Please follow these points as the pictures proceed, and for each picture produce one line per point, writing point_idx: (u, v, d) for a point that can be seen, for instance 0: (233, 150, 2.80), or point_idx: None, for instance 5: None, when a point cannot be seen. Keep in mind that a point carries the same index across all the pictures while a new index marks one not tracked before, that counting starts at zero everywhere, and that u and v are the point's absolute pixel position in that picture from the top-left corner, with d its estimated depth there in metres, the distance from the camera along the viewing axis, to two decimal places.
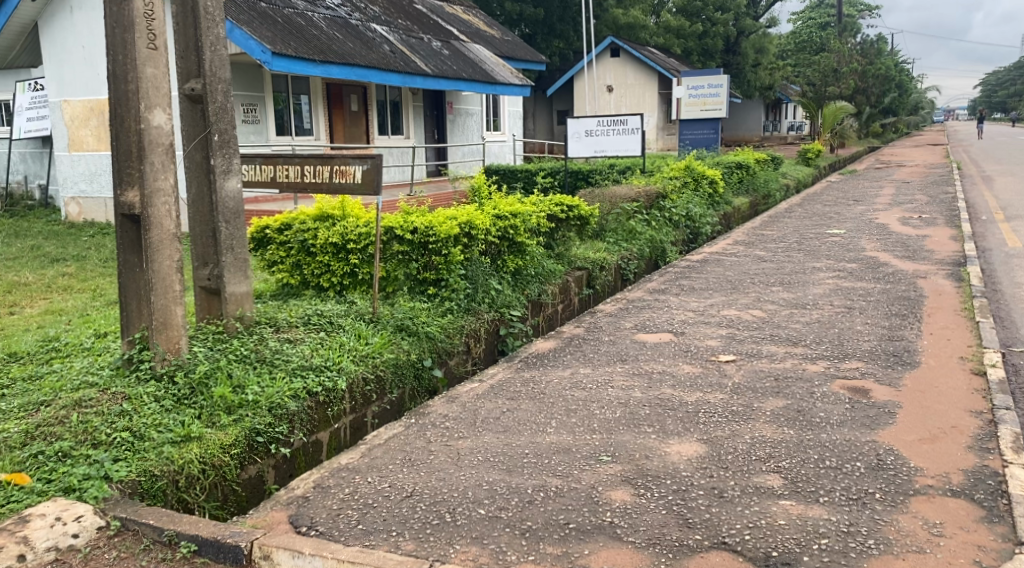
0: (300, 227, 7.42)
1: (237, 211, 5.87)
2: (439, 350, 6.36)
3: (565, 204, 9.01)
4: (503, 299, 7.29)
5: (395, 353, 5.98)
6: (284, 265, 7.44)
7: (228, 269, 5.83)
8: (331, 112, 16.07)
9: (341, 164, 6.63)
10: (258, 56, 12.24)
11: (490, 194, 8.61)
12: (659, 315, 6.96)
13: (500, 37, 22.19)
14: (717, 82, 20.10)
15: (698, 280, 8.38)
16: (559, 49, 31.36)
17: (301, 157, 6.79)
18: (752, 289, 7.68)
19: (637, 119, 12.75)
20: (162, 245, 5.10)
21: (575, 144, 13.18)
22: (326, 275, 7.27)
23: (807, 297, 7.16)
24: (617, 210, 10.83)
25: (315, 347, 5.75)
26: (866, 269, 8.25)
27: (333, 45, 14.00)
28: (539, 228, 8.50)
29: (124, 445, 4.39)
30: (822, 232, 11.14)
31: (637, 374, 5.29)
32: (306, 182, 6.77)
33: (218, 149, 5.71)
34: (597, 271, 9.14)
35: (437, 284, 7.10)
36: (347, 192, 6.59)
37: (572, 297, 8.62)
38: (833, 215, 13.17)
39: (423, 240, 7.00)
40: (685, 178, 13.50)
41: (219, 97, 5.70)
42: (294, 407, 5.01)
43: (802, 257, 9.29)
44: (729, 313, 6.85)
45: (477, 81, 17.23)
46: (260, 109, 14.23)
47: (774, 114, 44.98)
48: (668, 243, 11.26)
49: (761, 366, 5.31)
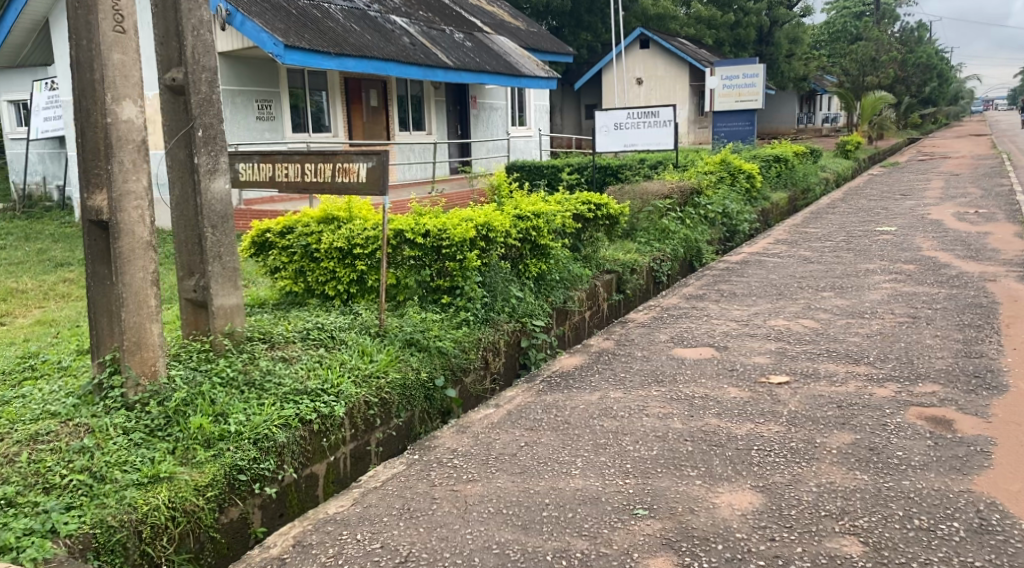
0: (303, 231, 6.80)
1: (226, 216, 5.24)
2: (452, 368, 5.72)
3: (593, 202, 8.35)
4: (524, 308, 6.67)
5: (403, 371, 5.34)
6: (287, 272, 6.82)
7: (214, 280, 5.20)
8: (349, 108, 15.45)
9: (344, 161, 5.99)
10: (271, 49, 11.63)
11: (510, 193, 7.97)
12: (698, 326, 6.26)
13: (525, 29, 21.51)
14: (752, 72, 19.39)
15: (738, 284, 7.67)
16: (587, 42, 30.61)
17: (301, 153, 6.15)
18: (801, 294, 6.98)
19: (670, 110, 12.01)
20: (133, 255, 4.48)
21: (604, 138, 12.50)
22: (331, 282, 6.64)
23: (863, 305, 6.42)
24: (649, 207, 10.14)
25: (312, 367, 5.12)
26: (926, 271, 7.53)
27: (350, 37, 13.38)
28: (564, 229, 7.84)
29: (81, 489, 3.81)
30: (871, 229, 10.39)
31: (675, 399, 4.60)
32: (307, 182, 6.13)
33: (202, 146, 5.08)
34: (628, 274, 8.49)
35: (451, 292, 6.46)
36: (351, 192, 5.96)
37: (601, 303, 7.97)
38: (880, 210, 12.38)
39: (435, 244, 6.36)
40: (721, 173, 12.75)
41: (203, 88, 5.05)
42: (283, 438, 4.40)
43: (852, 257, 8.55)
44: (776, 323, 6.15)
45: (501, 74, 16.57)
46: (276, 105, 13.67)
47: (808, 106, 43.87)
48: (704, 242, 10.55)
49: (819, 389, 4.61)
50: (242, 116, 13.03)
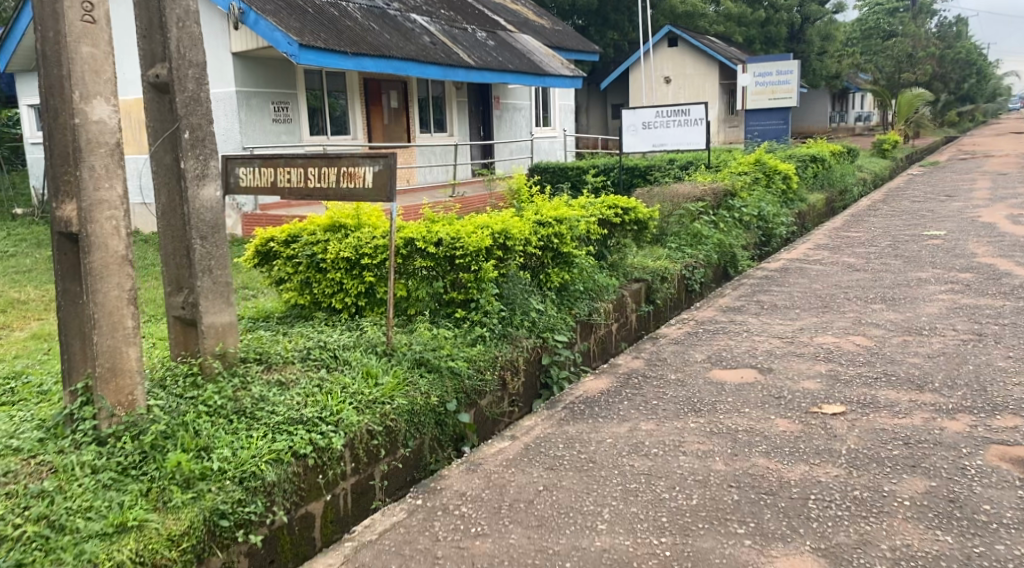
0: (309, 239, 6.29)
1: (216, 225, 4.64)
2: (466, 390, 5.21)
3: (620, 206, 7.82)
4: (545, 322, 6.17)
5: (410, 396, 4.82)
6: (292, 283, 6.33)
7: (204, 297, 4.61)
8: (369, 110, 14.99)
9: (349, 165, 5.48)
10: (285, 48, 11.16)
11: (531, 198, 7.47)
12: (737, 344, 5.75)
13: (550, 27, 20.99)
14: (787, 68, 18.92)
15: (778, 296, 7.13)
16: (614, 40, 30.05)
17: (304, 157, 5.63)
18: (849, 307, 6.47)
19: (701, 108, 11.43)
20: (106, 271, 3.98)
21: (631, 138, 11.95)
22: (339, 295, 6.13)
23: (919, 321, 5.88)
24: (680, 211, 9.58)
25: (310, 390, 4.60)
26: (985, 282, 6.98)
27: (368, 36, 12.92)
28: (589, 235, 7.32)
29: (35, 542, 3.36)
30: (918, 235, 9.83)
31: (715, 433, 4.08)
32: (311, 188, 5.61)
33: (189, 149, 4.49)
34: (658, 283, 7.97)
35: (465, 305, 5.97)
36: (356, 199, 5.46)
37: (629, 314, 7.45)
38: (925, 214, 11.79)
39: (449, 253, 5.87)
40: (756, 173, 12.19)
41: (190, 85, 4.49)
42: (273, 476, 3.89)
43: (901, 265, 8.01)
44: (824, 341, 5.63)
45: (525, 73, 16.05)
46: (292, 107, 13.21)
47: (841, 105, 43.03)
48: (739, 247, 9.94)
49: (880, 421, 4.07)
50: (257, 119, 12.56)
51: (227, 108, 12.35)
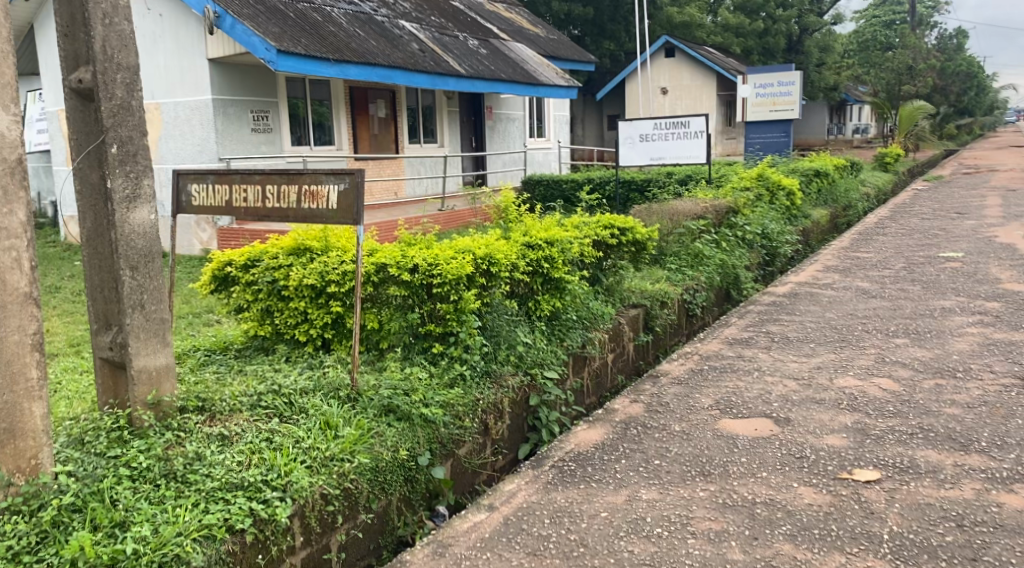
0: (270, 264, 5.60)
1: (149, 253, 3.94)
2: (441, 440, 4.57)
3: (617, 226, 7.21)
4: (533, 357, 5.56)
5: (375, 451, 4.18)
6: (251, 313, 5.65)
7: (134, 336, 3.91)
8: (354, 120, 14.34)
9: (311, 182, 4.80)
10: (262, 54, 10.52)
11: (520, 217, 6.84)
12: (748, 385, 5.16)
13: (544, 36, 20.42)
14: (788, 80, 18.37)
15: (790, 326, 6.55)
16: (610, 51, 29.54)
17: (262, 173, 4.97)
18: (870, 341, 5.92)
19: (701, 120, 10.74)
20: (5, 313, 3.34)
21: (628, 151, 11.40)
22: (303, 326, 5.46)
23: (950, 361, 5.31)
24: (680, 230, 8.97)
25: (256, 447, 3.94)
26: (1016, 314, 6.45)
27: (352, 43, 12.28)
28: (583, 258, 6.69)
29: None
30: (934, 257, 9.31)
31: (729, 506, 3.50)
32: (269, 208, 4.95)
33: (117, 165, 3.81)
34: (658, 309, 7.35)
35: (444, 339, 5.30)
36: (318, 221, 4.78)
37: (625, 344, 6.83)
38: (937, 233, 11.25)
39: (425, 281, 5.18)
40: (759, 189, 11.60)
41: (119, 91, 3.81)
42: (201, 560, 3.24)
43: (921, 292, 7.48)
44: (844, 383, 5.06)
45: (518, 82, 15.45)
46: (274, 116, 12.46)
47: (839, 117, 42.60)
48: (742, 267, 9.31)
49: (923, 492, 3.49)
50: (235, 129, 11.84)
51: (203, 116, 11.59)
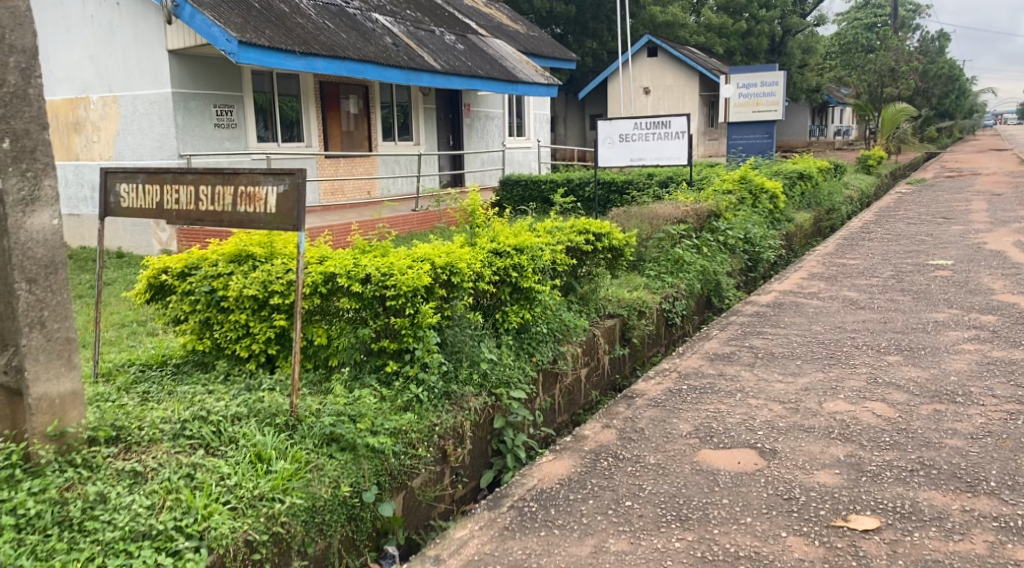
0: (210, 272, 5.11)
1: (50, 264, 3.54)
2: (391, 471, 4.12)
3: (592, 230, 6.77)
4: (499, 375, 5.10)
5: (312, 488, 3.72)
6: (189, 325, 5.16)
7: (33, 358, 3.49)
8: (325, 116, 13.78)
9: (248, 183, 4.33)
10: (223, 46, 9.99)
11: (488, 221, 6.37)
12: (732, 407, 4.73)
13: (524, 32, 19.97)
14: (772, 80, 18.04)
15: (774, 341, 6.12)
16: (592, 50, 29.18)
17: (196, 172, 4.50)
18: (860, 359, 5.52)
19: (683, 120, 10.38)
20: None
21: (607, 152, 10.93)
22: (244, 340, 4.99)
23: (948, 383, 4.90)
24: (659, 234, 8.54)
25: (172, 485, 3.48)
26: (1013, 329, 6.07)
27: (321, 35, 11.76)
28: (556, 265, 6.24)
29: None
30: (922, 265, 8.95)
31: (707, 560, 3.12)
32: (203, 211, 4.48)
33: (11, 163, 3.40)
34: (635, 319, 6.92)
35: (399, 356, 4.83)
36: (255, 226, 4.31)
37: (600, 357, 6.40)
38: (923, 239, 10.88)
39: (378, 293, 4.71)
40: (742, 192, 11.19)
41: (12, 79, 3.40)
42: None
43: (911, 303, 7.10)
44: (835, 407, 4.63)
45: (495, 79, 14.99)
46: (238, 111, 11.92)
47: (821, 119, 42.39)
48: (724, 273, 8.90)
49: (929, 546, 3.13)
50: (197, 124, 11.30)
51: (163, 111, 11.04)
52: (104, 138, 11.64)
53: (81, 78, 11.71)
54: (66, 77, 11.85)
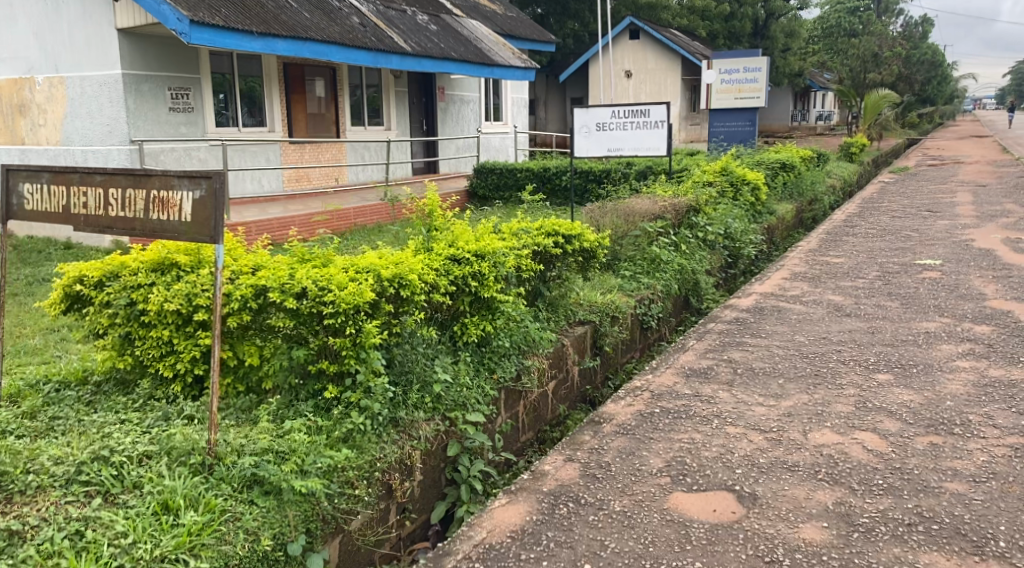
0: (129, 281, 4.58)
1: None
2: (324, 516, 3.67)
3: (562, 230, 6.27)
4: (454, 397, 4.62)
5: (223, 546, 3.30)
6: (107, 340, 4.65)
7: None
8: (289, 100, 13.14)
9: (161, 187, 3.84)
10: (174, 25, 9.40)
11: (448, 221, 5.87)
12: (710, 436, 4.28)
13: (502, 13, 19.40)
14: (755, 67, 17.62)
15: (754, 354, 5.67)
16: (573, 31, 28.68)
17: (105, 172, 3.98)
18: (849, 377, 5.08)
19: (663, 108, 9.97)
20: None
21: (582, 141, 10.30)
22: (168, 358, 4.50)
23: (945, 410, 4.46)
24: (635, 232, 8.07)
25: (52, 550, 3.14)
26: (1011, 342, 5.66)
27: (282, 14, 11.14)
28: (520, 271, 5.75)
29: None
30: (909, 264, 8.54)
31: None
32: (113, 217, 3.98)
33: None
34: (608, 325, 6.45)
35: (340, 379, 4.35)
36: (169, 235, 3.83)
37: (568, 370, 5.93)
38: (910, 235, 10.46)
39: (315, 310, 4.24)
40: (722, 184, 10.74)
41: None
42: None
43: (900, 309, 6.68)
44: (821, 438, 4.18)
45: (469, 62, 14.41)
46: (195, 94, 11.29)
47: (803, 104, 42.01)
48: (703, 272, 8.45)
49: None
50: (150, 108, 10.69)
51: (113, 93, 10.43)
52: (50, 122, 11.06)
53: (26, 57, 11.11)
54: (10, 55, 11.23)
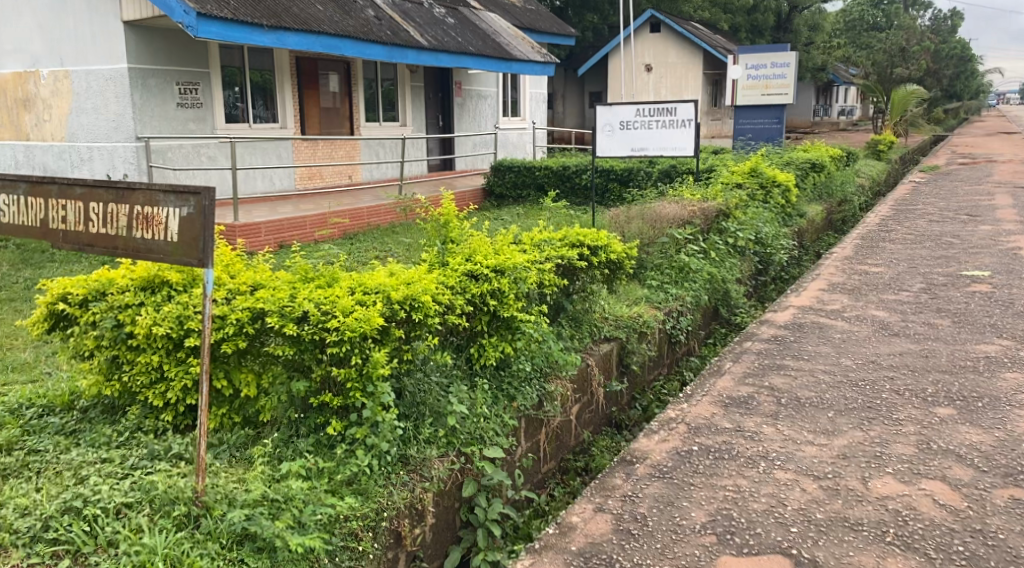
0: (114, 300, 4.15)
1: None
2: None
3: (586, 240, 5.80)
4: (471, 429, 4.17)
5: None
6: (91, 364, 4.22)
7: None
8: (302, 94, 12.70)
9: (144, 202, 3.43)
10: (181, 18, 8.99)
11: (465, 231, 5.42)
12: (756, 482, 3.82)
13: (521, 5, 18.89)
14: (784, 61, 16.95)
15: (797, 380, 5.19)
16: (592, 24, 28.12)
17: (84, 183, 3.56)
18: (905, 410, 4.60)
19: (690, 106, 9.41)
20: None
21: (606, 140, 9.82)
22: (158, 386, 4.09)
23: (1019, 455, 3.99)
24: (663, 239, 7.58)
25: None
26: None
27: (295, 6, 10.71)
28: (542, 286, 5.31)
29: None
30: (955, 275, 8.02)
31: None
32: (93, 234, 3.56)
33: None
34: (635, 343, 5.99)
35: (345, 413, 3.93)
36: (155, 257, 3.43)
37: (593, 393, 5.48)
38: (950, 242, 9.92)
39: (316, 336, 3.82)
40: (752, 186, 10.22)
41: None
42: None
43: (953, 328, 6.18)
44: (882, 487, 3.74)
45: (488, 56, 13.95)
46: (204, 88, 10.86)
47: (825, 98, 41.23)
48: (733, 281, 7.96)
49: None
50: (157, 104, 10.29)
51: (119, 88, 10.04)
52: (55, 117, 10.72)
53: (30, 51, 10.76)
54: (13, 48, 10.88)
